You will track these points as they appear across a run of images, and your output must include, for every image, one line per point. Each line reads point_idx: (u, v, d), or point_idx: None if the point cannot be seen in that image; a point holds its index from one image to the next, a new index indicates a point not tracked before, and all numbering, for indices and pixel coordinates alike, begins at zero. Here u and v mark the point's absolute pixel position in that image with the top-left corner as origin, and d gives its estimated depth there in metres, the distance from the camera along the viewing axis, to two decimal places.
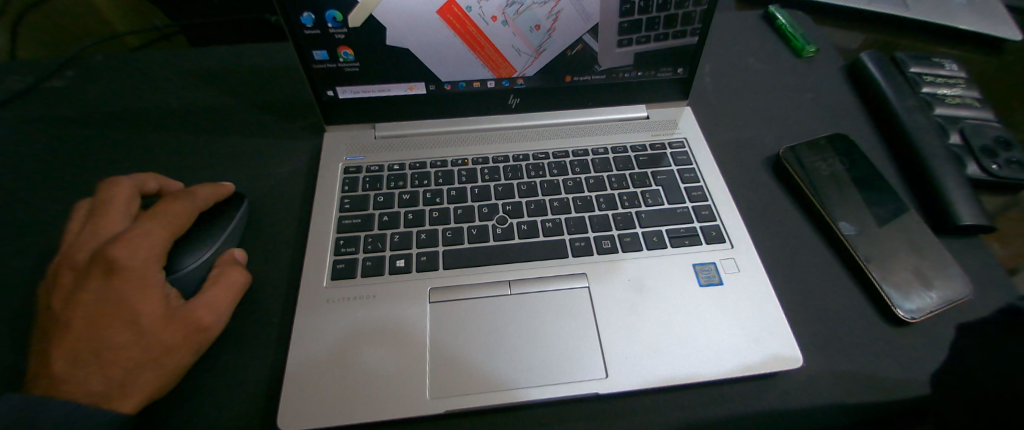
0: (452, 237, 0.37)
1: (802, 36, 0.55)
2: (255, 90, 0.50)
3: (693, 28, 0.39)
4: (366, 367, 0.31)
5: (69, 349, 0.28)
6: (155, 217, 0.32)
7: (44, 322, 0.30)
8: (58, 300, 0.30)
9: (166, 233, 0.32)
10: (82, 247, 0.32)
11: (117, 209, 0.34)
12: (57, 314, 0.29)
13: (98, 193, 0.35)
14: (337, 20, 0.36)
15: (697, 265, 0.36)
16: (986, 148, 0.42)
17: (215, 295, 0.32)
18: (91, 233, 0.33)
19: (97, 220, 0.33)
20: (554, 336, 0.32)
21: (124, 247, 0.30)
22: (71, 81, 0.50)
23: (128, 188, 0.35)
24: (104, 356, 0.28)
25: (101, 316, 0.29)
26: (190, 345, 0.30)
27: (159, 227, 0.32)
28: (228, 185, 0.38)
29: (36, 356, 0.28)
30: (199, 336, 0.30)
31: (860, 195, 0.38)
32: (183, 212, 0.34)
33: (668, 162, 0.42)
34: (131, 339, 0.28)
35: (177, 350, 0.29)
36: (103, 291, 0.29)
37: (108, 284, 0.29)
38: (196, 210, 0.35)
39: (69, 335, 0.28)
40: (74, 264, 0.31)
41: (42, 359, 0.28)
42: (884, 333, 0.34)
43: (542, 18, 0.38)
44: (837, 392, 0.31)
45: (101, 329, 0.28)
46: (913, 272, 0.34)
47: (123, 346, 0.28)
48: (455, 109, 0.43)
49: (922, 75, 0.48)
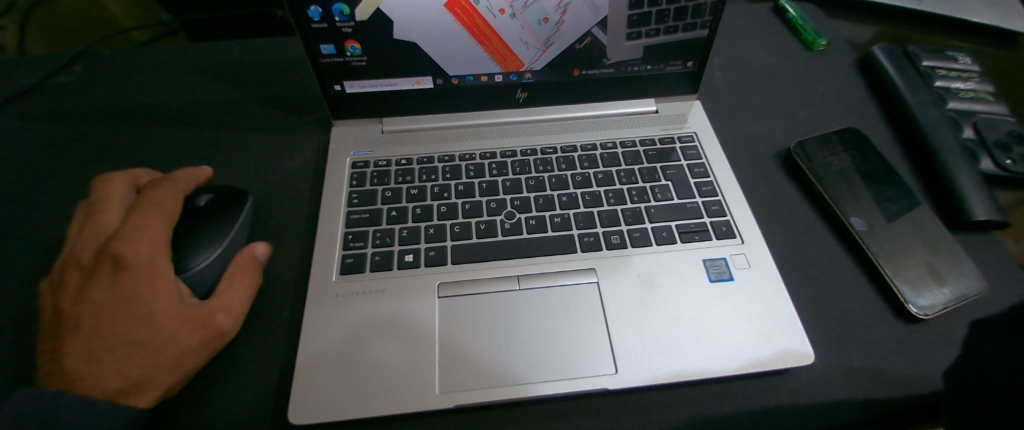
0: (460, 232, 0.36)
1: (813, 28, 0.54)
2: (263, 85, 0.50)
3: (703, 20, 0.39)
4: (376, 361, 0.31)
5: (83, 349, 0.28)
6: (144, 209, 0.32)
7: (50, 323, 0.30)
8: (65, 298, 0.30)
9: (163, 225, 0.32)
10: (87, 244, 0.32)
11: (114, 205, 0.34)
12: (64, 314, 0.29)
13: (94, 191, 0.35)
14: (343, 13, 0.35)
15: (708, 260, 0.36)
16: (1000, 143, 0.41)
17: (230, 297, 0.32)
18: (95, 230, 0.33)
19: (99, 217, 0.33)
20: (563, 330, 0.32)
21: (126, 242, 0.30)
22: (79, 75, 0.50)
23: (122, 184, 0.36)
24: (117, 355, 0.28)
25: (114, 315, 0.29)
26: (203, 345, 0.30)
27: (155, 220, 0.32)
28: (204, 169, 0.39)
29: (45, 357, 0.28)
30: (213, 338, 0.30)
31: (871, 191, 0.38)
32: (168, 199, 0.34)
33: (678, 156, 0.41)
34: (145, 337, 0.28)
35: (192, 351, 0.29)
36: (113, 291, 0.29)
37: (119, 282, 0.29)
38: (181, 198, 0.35)
39: (79, 336, 0.28)
40: (79, 263, 0.31)
41: (55, 359, 0.28)
42: (896, 330, 0.33)
43: (550, 11, 0.37)
44: (850, 389, 0.31)
45: (113, 327, 0.28)
46: (926, 268, 0.34)
47: (136, 345, 0.28)
48: (462, 104, 0.43)
49: (934, 68, 0.47)
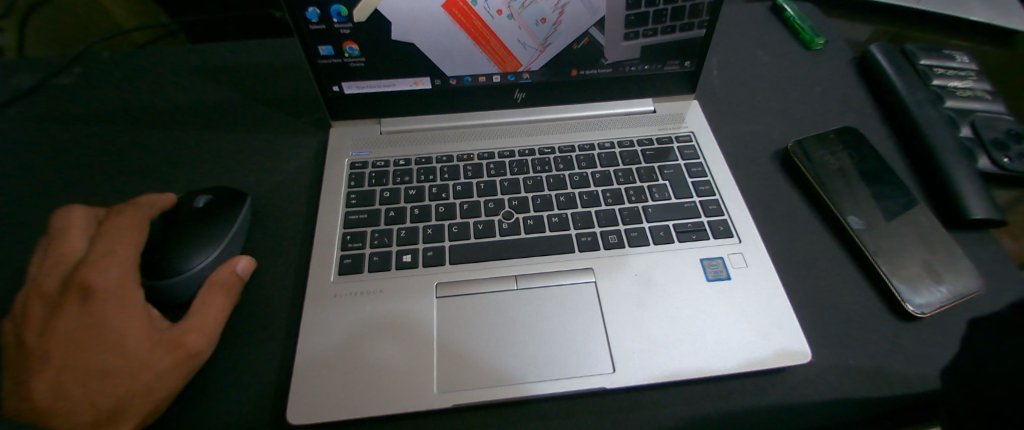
0: (458, 232, 0.37)
1: (810, 27, 0.54)
2: (262, 86, 0.50)
3: (699, 20, 0.39)
4: (374, 361, 0.31)
5: (51, 379, 0.27)
6: (109, 235, 0.32)
7: (16, 356, 0.29)
8: (29, 334, 0.29)
9: (129, 246, 0.32)
10: (51, 276, 0.32)
11: (78, 236, 0.34)
12: (29, 348, 0.29)
13: (54, 225, 0.35)
14: (341, 14, 0.36)
15: (705, 259, 0.36)
16: (997, 141, 0.41)
17: (202, 315, 0.31)
18: (63, 260, 0.33)
19: (64, 249, 0.33)
20: (561, 330, 0.32)
21: (93, 270, 0.30)
22: (79, 77, 0.51)
23: (84, 215, 0.35)
24: (91, 381, 0.27)
25: (85, 342, 0.28)
26: (179, 367, 0.29)
27: (120, 243, 0.32)
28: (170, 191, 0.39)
29: (9, 393, 0.27)
30: (189, 358, 0.30)
31: (868, 190, 0.38)
32: (134, 221, 0.34)
33: (675, 156, 0.42)
34: (118, 362, 0.28)
35: (165, 374, 0.29)
36: (81, 318, 0.29)
37: (87, 309, 0.29)
38: (149, 217, 0.35)
39: (48, 365, 0.28)
40: (46, 293, 0.31)
41: (21, 392, 0.27)
42: (893, 328, 0.33)
43: (547, 11, 0.37)
44: (846, 388, 0.31)
45: (83, 355, 0.28)
46: (922, 267, 0.34)
47: (109, 370, 0.28)
48: (461, 104, 0.43)
49: (932, 67, 0.47)
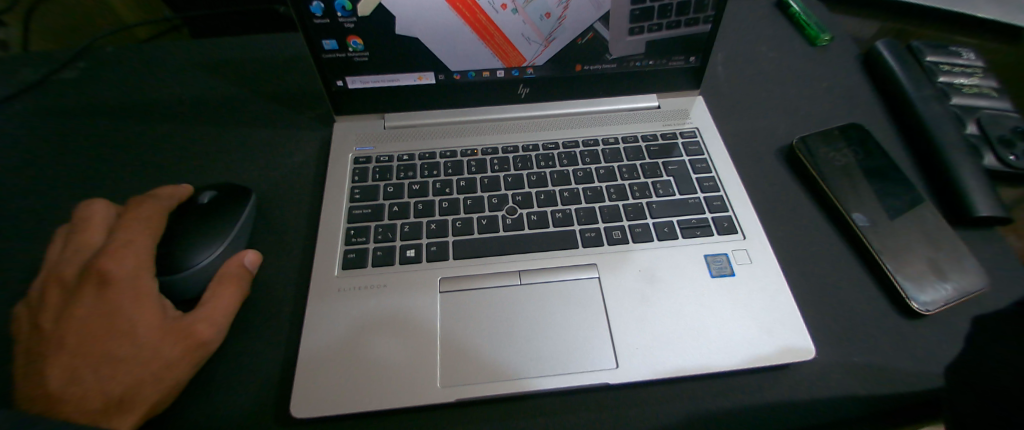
0: (462, 227, 0.36)
1: (816, 23, 0.54)
2: (265, 80, 0.50)
3: (705, 15, 0.39)
4: (378, 355, 0.31)
5: (65, 366, 0.28)
6: (129, 225, 0.33)
7: (31, 342, 0.29)
8: (44, 320, 0.30)
9: (147, 237, 0.33)
10: (69, 263, 0.32)
11: (97, 224, 0.34)
12: (44, 334, 0.29)
13: (76, 213, 0.35)
14: (345, 8, 0.35)
15: (709, 255, 0.36)
16: (1004, 139, 0.41)
17: (213, 306, 0.31)
18: (80, 247, 0.33)
19: (79, 237, 0.34)
20: (565, 325, 0.32)
21: (110, 259, 0.31)
22: (84, 71, 0.51)
23: (103, 204, 0.36)
24: (103, 369, 0.28)
25: (98, 331, 0.29)
26: (188, 356, 0.29)
27: (140, 235, 0.33)
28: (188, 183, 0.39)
29: (23, 379, 0.28)
30: (199, 348, 0.30)
31: (873, 186, 0.38)
32: (153, 213, 0.34)
33: (680, 152, 0.41)
34: (129, 351, 0.28)
35: (175, 363, 0.29)
36: (96, 306, 0.29)
37: (102, 298, 0.30)
38: (168, 209, 0.35)
39: (61, 352, 0.28)
40: (63, 279, 0.32)
41: (35, 378, 0.28)
42: (897, 325, 0.33)
43: (552, 6, 0.37)
44: (850, 385, 0.31)
45: (97, 343, 0.28)
46: (928, 264, 0.34)
47: (120, 359, 0.28)
48: (465, 100, 0.43)
49: (938, 64, 0.47)
